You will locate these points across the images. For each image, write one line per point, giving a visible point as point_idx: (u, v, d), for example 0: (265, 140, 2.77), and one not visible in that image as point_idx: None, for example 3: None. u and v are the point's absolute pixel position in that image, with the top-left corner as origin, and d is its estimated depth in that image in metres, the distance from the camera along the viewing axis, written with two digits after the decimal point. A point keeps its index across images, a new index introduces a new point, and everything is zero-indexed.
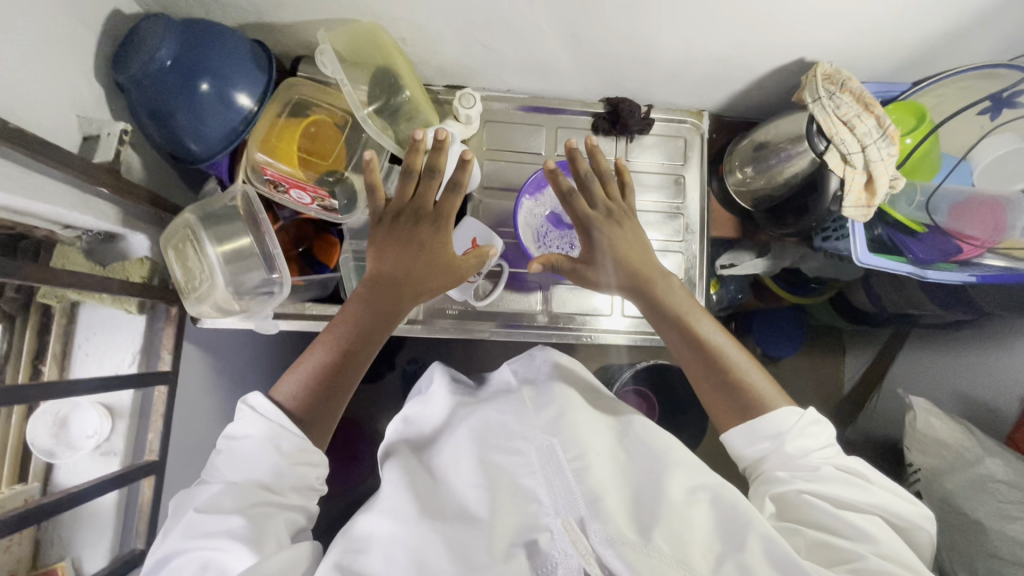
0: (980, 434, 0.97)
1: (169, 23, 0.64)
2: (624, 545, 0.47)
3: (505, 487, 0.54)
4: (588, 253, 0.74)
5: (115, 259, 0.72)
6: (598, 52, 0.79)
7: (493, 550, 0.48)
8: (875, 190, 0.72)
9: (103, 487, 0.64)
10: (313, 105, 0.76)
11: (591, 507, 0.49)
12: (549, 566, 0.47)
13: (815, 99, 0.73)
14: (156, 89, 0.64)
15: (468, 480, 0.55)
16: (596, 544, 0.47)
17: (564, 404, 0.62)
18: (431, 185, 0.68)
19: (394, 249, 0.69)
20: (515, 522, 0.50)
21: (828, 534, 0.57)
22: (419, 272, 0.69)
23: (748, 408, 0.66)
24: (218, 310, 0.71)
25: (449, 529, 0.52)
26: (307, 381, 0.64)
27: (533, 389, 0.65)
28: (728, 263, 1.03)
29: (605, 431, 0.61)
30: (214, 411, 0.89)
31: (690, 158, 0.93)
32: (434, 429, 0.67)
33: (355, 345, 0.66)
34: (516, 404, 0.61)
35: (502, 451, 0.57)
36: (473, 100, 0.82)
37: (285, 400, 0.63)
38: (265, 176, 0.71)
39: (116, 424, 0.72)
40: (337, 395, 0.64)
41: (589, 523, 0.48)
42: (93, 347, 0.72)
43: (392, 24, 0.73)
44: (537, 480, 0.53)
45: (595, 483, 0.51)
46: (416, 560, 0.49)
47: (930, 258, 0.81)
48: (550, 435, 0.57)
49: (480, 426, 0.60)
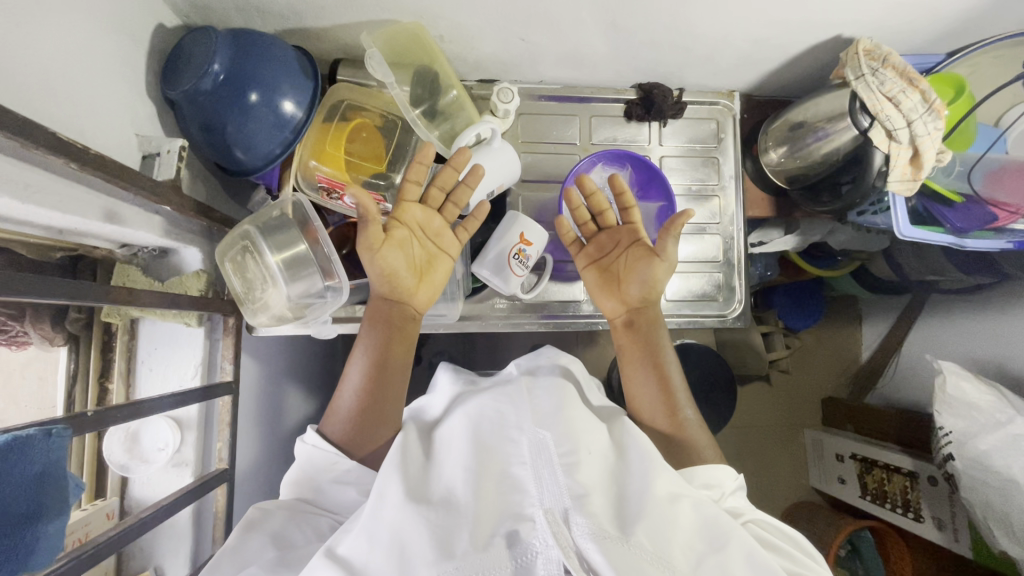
0: (1011, 395, 0.98)
1: (215, 35, 0.63)
2: (606, 539, 0.52)
3: (493, 473, 0.59)
4: (610, 258, 0.81)
5: (171, 274, 0.72)
6: (638, 40, 0.79)
7: (475, 538, 0.53)
8: (921, 164, 0.73)
9: (187, 498, 0.65)
10: (360, 109, 0.77)
11: (575, 502, 0.54)
12: (528, 554, 0.52)
13: (859, 76, 0.72)
14: (209, 105, 0.64)
15: (460, 464, 0.60)
16: (576, 538, 0.52)
17: (563, 400, 0.67)
18: (460, 197, 0.77)
19: (403, 271, 0.72)
20: (499, 509, 0.57)
21: (775, 557, 0.60)
22: (416, 284, 0.74)
23: (683, 451, 0.70)
24: (274, 319, 0.72)
25: (433, 515, 0.56)
26: (347, 415, 0.69)
27: (532, 379, 0.71)
28: (757, 241, 1.09)
29: (601, 429, 0.66)
30: (255, 415, 0.91)
31: (723, 140, 0.93)
32: (439, 413, 0.74)
33: (381, 371, 0.71)
34: (515, 397, 0.66)
35: (497, 441, 0.62)
36: (510, 94, 0.83)
37: (330, 431, 0.69)
38: (317, 184, 0.73)
39: (185, 435, 0.72)
40: (381, 426, 0.69)
41: (573, 516, 0.53)
42: (155, 362, 0.73)
43: (433, 23, 0.73)
44: (527, 471, 0.59)
45: (583, 479, 0.57)
46: (398, 542, 0.54)
47: (970, 228, 0.82)
48: (544, 430, 0.62)
49: (478, 412, 0.65)
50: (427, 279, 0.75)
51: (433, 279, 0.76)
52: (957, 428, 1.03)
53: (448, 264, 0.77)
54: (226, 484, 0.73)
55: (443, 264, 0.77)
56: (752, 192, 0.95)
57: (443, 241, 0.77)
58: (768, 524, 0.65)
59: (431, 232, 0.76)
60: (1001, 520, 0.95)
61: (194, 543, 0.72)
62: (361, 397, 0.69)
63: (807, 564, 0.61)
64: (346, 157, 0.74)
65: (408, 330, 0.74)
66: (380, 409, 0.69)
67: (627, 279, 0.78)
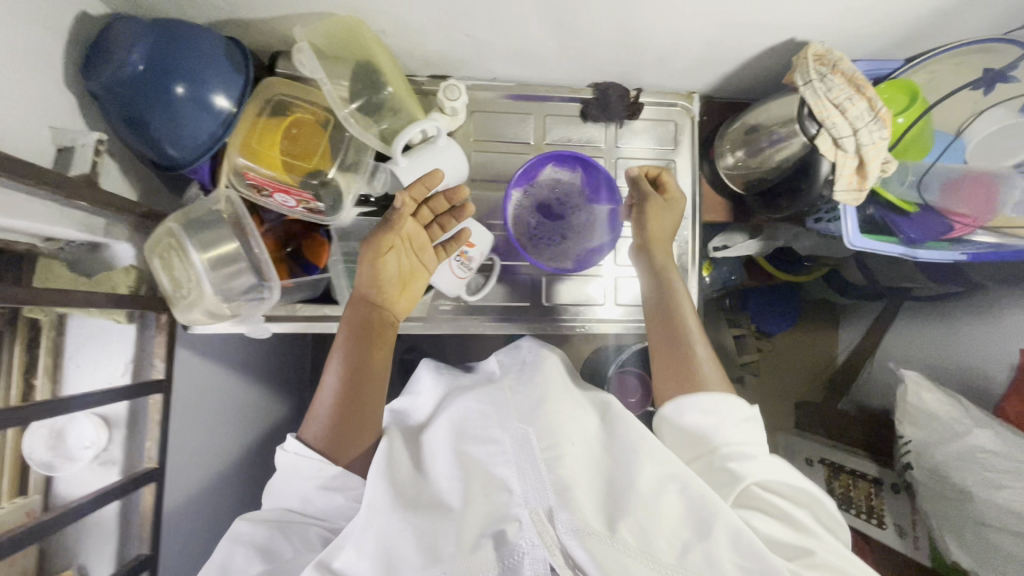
0: (968, 404, 0.98)
1: (136, 26, 0.61)
2: (589, 536, 0.51)
3: (478, 476, 0.58)
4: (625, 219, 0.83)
5: (102, 268, 0.69)
6: (588, 39, 0.77)
7: (461, 541, 0.53)
8: (868, 173, 0.71)
9: (103, 499, 0.64)
10: (291, 104, 0.72)
11: (559, 498, 0.53)
12: (515, 555, 0.52)
13: (807, 81, 0.70)
14: (130, 96, 0.61)
15: (447, 471, 0.59)
16: (561, 535, 0.51)
17: (544, 392, 0.64)
18: (449, 220, 0.76)
19: (392, 278, 0.72)
20: (488, 511, 0.56)
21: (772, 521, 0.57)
22: (398, 289, 0.74)
23: (684, 379, 0.67)
24: (210, 316, 0.70)
25: (418, 519, 0.55)
26: (328, 420, 0.65)
27: (517, 374, 0.69)
28: (720, 245, 1.04)
29: (582, 419, 0.64)
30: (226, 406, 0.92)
31: (680, 142, 0.92)
32: (427, 415, 0.73)
33: (366, 374, 0.68)
34: (498, 396, 0.64)
35: (478, 441, 0.61)
36: (457, 91, 0.80)
37: (312, 438, 0.65)
38: (247, 181, 0.71)
39: (113, 434, 0.72)
40: (362, 432, 0.66)
41: (556, 513, 0.52)
42: (85, 359, 0.71)
43: (372, 17, 0.71)
44: (510, 470, 0.57)
45: (565, 474, 0.55)
46: (385, 550, 0.54)
47: (922, 237, 0.83)
48: (527, 425, 0.59)
49: (462, 414, 0.64)
50: (407, 290, 0.75)
51: (414, 290, 0.76)
52: (917, 437, 1.02)
53: (423, 280, 0.77)
54: (154, 484, 0.72)
55: (423, 279, 0.77)
56: (708, 197, 0.93)
57: (425, 258, 0.76)
58: (786, 485, 0.60)
59: (416, 246, 0.74)
60: (954, 530, 0.95)
61: (121, 543, 0.72)
62: (343, 400, 0.66)
63: (811, 530, 0.57)
64: (281, 156, 0.71)
65: (387, 336, 0.73)
66: (363, 413, 0.66)
67: (636, 234, 0.80)
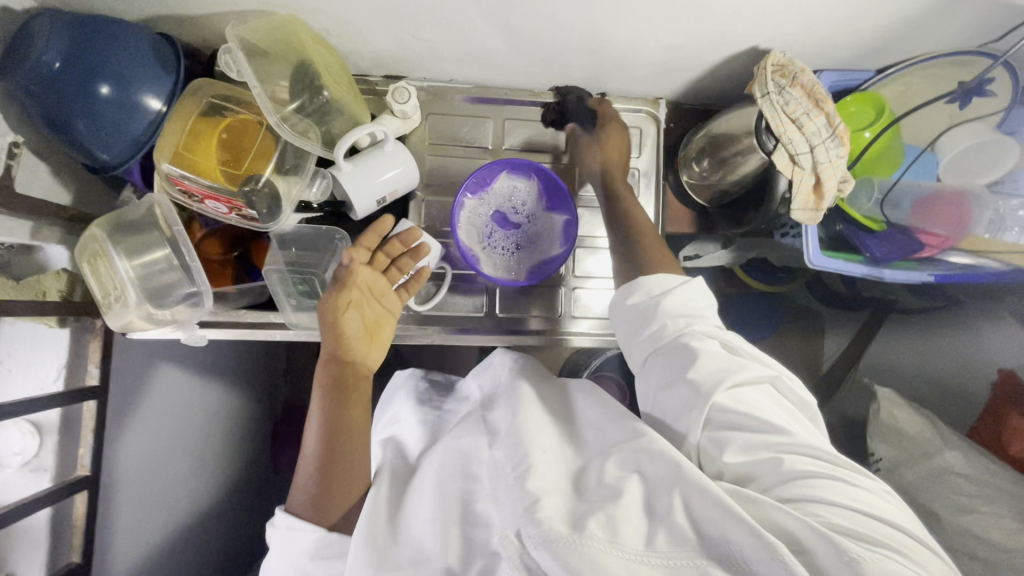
0: (941, 424, 0.94)
1: (54, 22, 0.58)
2: (556, 542, 0.47)
3: (458, 516, 0.55)
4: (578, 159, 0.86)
5: (31, 272, 0.67)
6: (541, 42, 0.73)
7: None
8: (824, 193, 0.69)
9: (27, 508, 0.63)
10: (224, 107, 0.70)
11: (527, 513, 0.50)
12: None
13: (765, 93, 0.66)
14: (43, 95, 0.58)
15: (427, 514, 0.56)
16: (529, 552, 0.48)
17: (516, 408, 0.64)
18: (406, 262, 0.73)
19: (358, 331, 0.68)
20: (468, 551, 0.52)
21: (739, 432, 0.55)
22: (368, 340, 0.70)
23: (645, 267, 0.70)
24: (145, 321, 0.66)
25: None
26: (313, 489, 0.60)
27: (491, 404, 0.68)
28: (692, 254, 0.95)
29: (550, 431, 0.63)
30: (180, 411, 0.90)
31: (643, 149, 0.87)
32: (409, 451, 0.70)
33: (346, 430, 0.63)
34: (478, 428, 0.64)
35: (461, 480, 0.58)
36: (407, 94, 0.77)
37: (299, 510, 0.60)
38: (178, 187, 0.68)
39: (44, 440, 0.70)
40: (351, 488, 0.61)
41: (525, 530, 0.49)
42: (17, 362, 0.66)
43: (312, 16, 0.68)
44: (490, 503, 0.55)
45: (533, 487, 0.53)
46: None
47: (887, 256, 0.78)
48: (499, 452, 0.59)
49: (444, 450, 0.62)
50: (376, 340, 0.71)
51: (383, 338, 0.72)
52: (886, 455, 0.97)
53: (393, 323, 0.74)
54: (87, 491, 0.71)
55: (393, 323, 0.74)
56: (673, 208, 0.91)
57: (388, 303, 0.73)
58: (752, 375, 0.59)
59: (376, 292, 0.71)
60: None
61: (52, 550, 0.70)
62: (325, 462, 0.61)
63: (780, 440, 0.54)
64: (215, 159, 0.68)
65: (365, 391, 0.68)
66: (348, 472, 0.61)
67: (591, 169, 0.83)
